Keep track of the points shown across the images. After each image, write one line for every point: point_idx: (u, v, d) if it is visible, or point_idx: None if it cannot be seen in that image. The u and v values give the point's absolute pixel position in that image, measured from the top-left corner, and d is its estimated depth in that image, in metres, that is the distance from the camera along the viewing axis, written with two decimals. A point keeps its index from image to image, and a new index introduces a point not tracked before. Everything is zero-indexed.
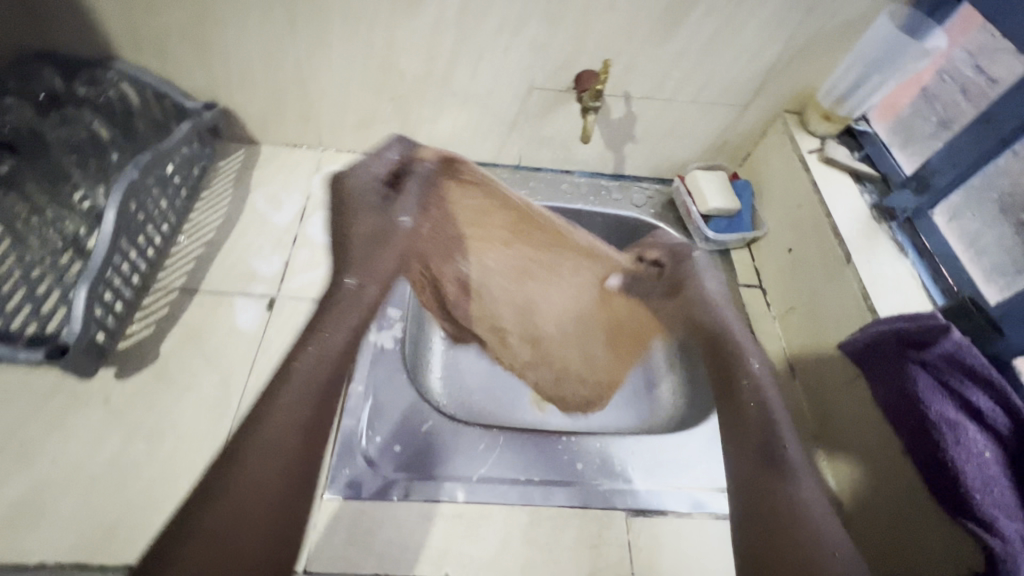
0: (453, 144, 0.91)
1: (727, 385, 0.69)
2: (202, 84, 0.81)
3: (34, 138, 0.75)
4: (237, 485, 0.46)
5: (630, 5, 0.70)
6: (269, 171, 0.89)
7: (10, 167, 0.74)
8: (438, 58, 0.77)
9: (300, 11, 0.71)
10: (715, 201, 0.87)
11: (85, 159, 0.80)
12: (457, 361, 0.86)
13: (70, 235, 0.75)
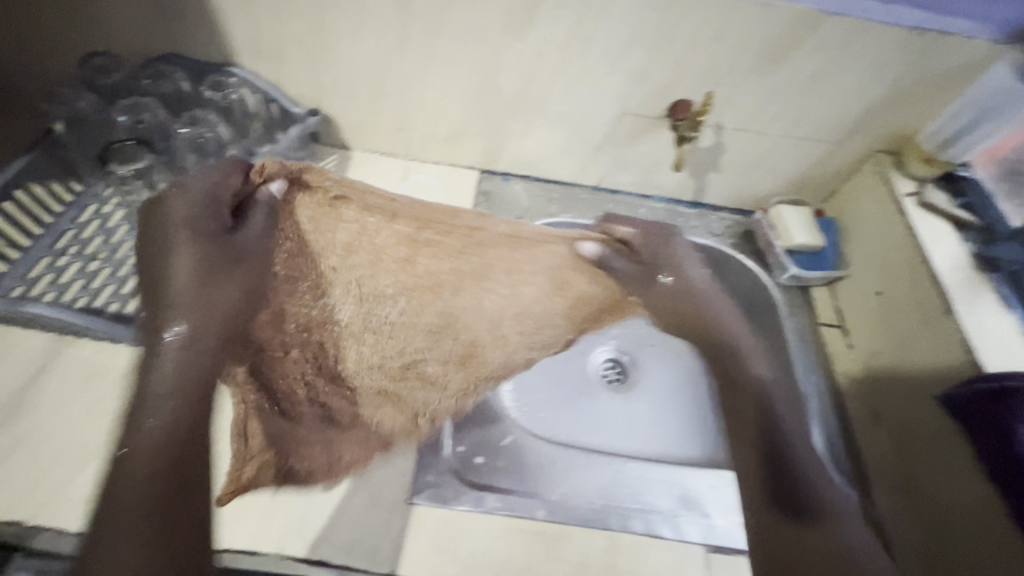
0: (536, 162, 0.93)
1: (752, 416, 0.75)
2: (308, 92, 0.84)
3: (164, 137, 0.82)
4: (125, 484, 0.54)
5: (738, 39, 0.71)
6: (359, 177, 0.92)
7: (146, 163, 0.81)
8: (537, 80, 0.79)
9: (414, 30, 0.74)
10: (800, 237, 0.86)
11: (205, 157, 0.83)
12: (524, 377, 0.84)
13: None
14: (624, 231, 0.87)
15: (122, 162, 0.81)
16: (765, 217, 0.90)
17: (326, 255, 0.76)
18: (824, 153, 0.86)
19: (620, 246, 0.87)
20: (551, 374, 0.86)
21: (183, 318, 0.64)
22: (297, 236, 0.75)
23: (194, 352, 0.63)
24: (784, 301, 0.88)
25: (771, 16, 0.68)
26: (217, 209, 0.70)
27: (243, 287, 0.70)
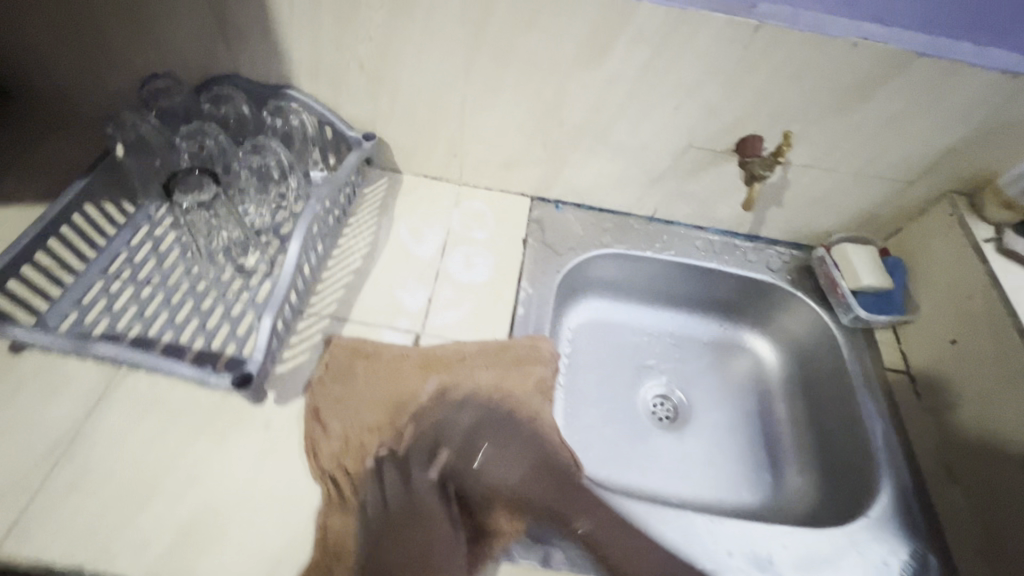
0: (591, 191, 0.90)
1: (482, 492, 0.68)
2: (364, 115, 0.82)
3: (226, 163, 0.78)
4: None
5: (820, 76, 0.68)
6: (410, 202, 0.90)
7: (212, 194, 0.75)
8: (603, 110, 0.76)
9: (481, 59, 0.72)
10: (868, 279, 0.83)
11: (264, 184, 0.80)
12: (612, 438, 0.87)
13: (233, 253, 0.77)
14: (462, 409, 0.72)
15: (185, 191, 0.73)
16: (828, 255, 0.87)
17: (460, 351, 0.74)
18: (894, 191, 0.83)
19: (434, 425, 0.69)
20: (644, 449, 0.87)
21: (344, 420, 0.65)
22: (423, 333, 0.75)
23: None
24: (849, 345, 0.84)
25: (859, 54, 0.65)
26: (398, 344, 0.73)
27: (399, 384, 0.70)
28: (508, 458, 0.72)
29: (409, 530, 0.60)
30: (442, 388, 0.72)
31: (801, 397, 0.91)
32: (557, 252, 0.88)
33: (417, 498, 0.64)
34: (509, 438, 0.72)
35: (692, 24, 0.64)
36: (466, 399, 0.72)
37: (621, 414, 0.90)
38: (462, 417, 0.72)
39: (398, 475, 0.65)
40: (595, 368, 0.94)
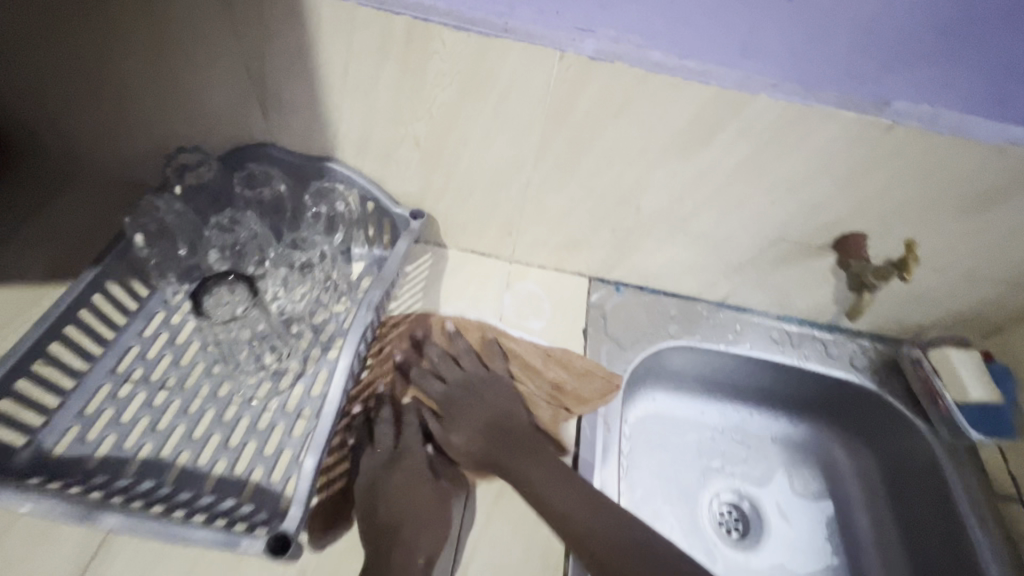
0: (659, 276, 0.81)
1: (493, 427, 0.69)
2: (414, 190, 0.73)
3: (261, 256, 0.72)
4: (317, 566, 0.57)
5: (947, 179, 0.60)
6: (458, 284, 0.80)
7: (245, 306, 0.68)
8: (687, 201, 0.68)
9: (556, 141, 0.63)
10: (976, 392, 0.74)
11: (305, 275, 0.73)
12: (653, 483, 0.82)
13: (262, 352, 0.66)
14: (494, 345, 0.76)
15: (217, 300, 0.68)
16: (925, 360, 0.79)
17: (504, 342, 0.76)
18: (1004, 294, 0.74)
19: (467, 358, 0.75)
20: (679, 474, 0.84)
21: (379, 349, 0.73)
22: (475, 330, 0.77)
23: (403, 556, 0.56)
24: (953, 466, 0.74)
25: (1002, 159, 0.56)
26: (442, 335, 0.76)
27: (438, 335, 0.76)
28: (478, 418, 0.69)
29: (400, 482, 0.63)
30: (441, 344, 0.76)
31: (887, 513, 0.81)
32: (621, 345, 0.79)
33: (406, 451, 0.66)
34: (479, 396, 0.71)
35: (813, 119, 0.55)
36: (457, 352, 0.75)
37: (687, 530, 0.80)
38: (442, 374, 0.73)
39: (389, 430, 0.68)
40: (660, 471, 0.83)
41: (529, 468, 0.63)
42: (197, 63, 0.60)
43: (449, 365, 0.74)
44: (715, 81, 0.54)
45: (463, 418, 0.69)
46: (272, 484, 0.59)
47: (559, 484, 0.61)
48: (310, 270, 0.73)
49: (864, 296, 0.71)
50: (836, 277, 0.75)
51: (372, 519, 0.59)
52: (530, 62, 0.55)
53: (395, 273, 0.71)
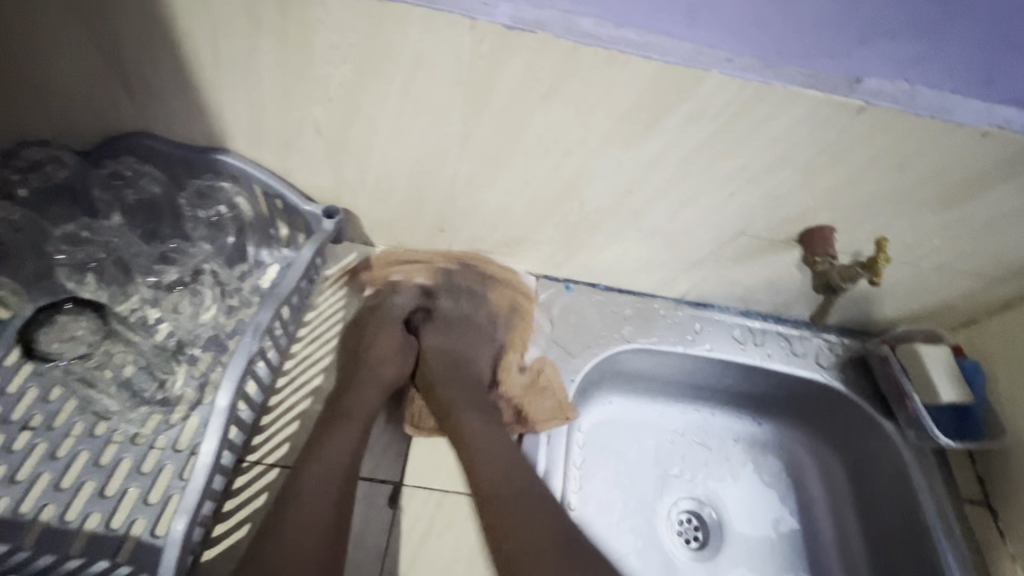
0: (611, 273, 0.74)
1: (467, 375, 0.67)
2: (327, 184, 0.63)
3: (122, 271, 0.60)
4: None
5: (923, 168, 0.52)
6: (387, 289, 0.71)
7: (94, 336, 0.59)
8: (636, 193, 0.59)
9: (481, 128, 0.54)
10: (949, 395, 0.69)
11: (172, 295, 0.61)
12: (598, 481, 0.76)
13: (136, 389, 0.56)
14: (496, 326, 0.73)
15: (46, 338, 0.58)
16: (894, 356, 0.73)
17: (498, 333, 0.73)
18: (976, 286, 0.69)
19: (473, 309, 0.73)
20: (630, 470, 0.77)
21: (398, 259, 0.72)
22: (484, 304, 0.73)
23: (319, 482, 0.52)
24: (919, 470, 0.70)
25: (985, 144, 0.49)
26: (459, 290, 0.73)
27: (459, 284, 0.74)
28: (454, 368, 0.67)
29: (364, 366, 0.63)
30: (473, 287, 0.74)
31: (852, 515, 0.77)
32: (569, 352, 0.72)
33: (392, 322, 0.69)
34: (463, 337, 0.71)
35: (776, 101, 0.47)
36: (472, 311, 0.73)
37: (644, 541, 0.74)
38: (449, 317, 0.72)
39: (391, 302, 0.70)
40: (617, 478, 0.76)
41: (483, 429, 0.61)
42: (29, 34, 0.48)
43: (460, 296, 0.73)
44: (660, 55, 0.45)
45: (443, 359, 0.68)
46: (156, 539, 0.50)
47: (496, 444, 0.59)
48: (185, 288, 0.61)
49: (875, 265, 0.56)
50: (803, 274, 0.69)
51: None
52: (436, 34, 0.45)
53: (296, 285, 0.61)
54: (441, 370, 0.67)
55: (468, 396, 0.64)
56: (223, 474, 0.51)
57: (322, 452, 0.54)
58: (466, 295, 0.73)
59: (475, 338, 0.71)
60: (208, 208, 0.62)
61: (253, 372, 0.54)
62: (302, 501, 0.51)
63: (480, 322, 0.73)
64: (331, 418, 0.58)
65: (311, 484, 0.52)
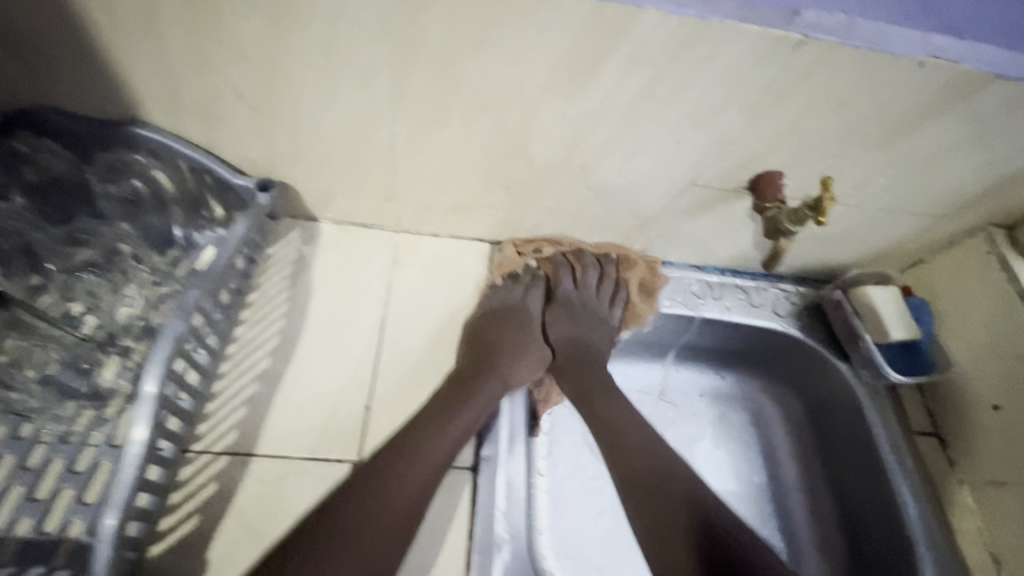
0: (566, 236, 0.72)
1: (577, 358, 0.69)
2: (257, 155, 0.59)
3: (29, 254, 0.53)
4: None
5: (866, 106, 0.52)
6: (334, 265, 0.68)
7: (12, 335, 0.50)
8: (583, 147, 0.57)
9: (414, 83, 0.50)
10: (899, 333, 0.70)
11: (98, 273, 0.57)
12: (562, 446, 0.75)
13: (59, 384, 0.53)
14: (605, 290, 0.74)
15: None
16: (847, 299, 0.74)
17: (607, 305, 0.74)
18: (921, 227, 0.70)
19: (592, 279, 0.74)
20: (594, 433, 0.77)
21: (537, 243, 0.73)
22: (606, 277, 0.75)
23: (417, 462, 0.53)
24: (874, 408, 0.72)
25: (924, 75, 0.49)
26: (600, 269, 0.75)
27: (602, 266, 0.75)
28: (578, 356, 0.69)
29: (498, 361, 0.64)
30: (598, 266, 0.75)
31: (813, 457, 0.78)
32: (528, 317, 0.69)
33: (527, 319, 0.70)
34: (580, 314, 0.72)
35: (715, 38, 0.45)
36: (590, 293, 0.73)
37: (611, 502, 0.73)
38: (575, 296, 0.73)
39: (518, 296, 0.71)
40: (586, 442, 0.76)
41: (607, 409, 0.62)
42: None
43: (584, 267, 0.74)
44: None
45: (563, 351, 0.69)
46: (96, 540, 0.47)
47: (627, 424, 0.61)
48: (100, 273, 0.57)
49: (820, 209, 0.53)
50: (755, 224, 0.69)
51: (249, 518, 0.51)
52: None
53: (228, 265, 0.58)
54: (568, 352, 0.69)
55: (600, 380, 0.66)
56: (165, 466, 0.50)
57: (440, 426, 0.56)
58: (584, 265, 0.74)
59: (592, 320, 0.73)
60: (120, 183, 0.57)
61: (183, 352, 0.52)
62: (395, 497, 0.50)
63: (596, 291, 0.74)
64: (456, 389, 0.59)
65: (410, 462, 0.52)
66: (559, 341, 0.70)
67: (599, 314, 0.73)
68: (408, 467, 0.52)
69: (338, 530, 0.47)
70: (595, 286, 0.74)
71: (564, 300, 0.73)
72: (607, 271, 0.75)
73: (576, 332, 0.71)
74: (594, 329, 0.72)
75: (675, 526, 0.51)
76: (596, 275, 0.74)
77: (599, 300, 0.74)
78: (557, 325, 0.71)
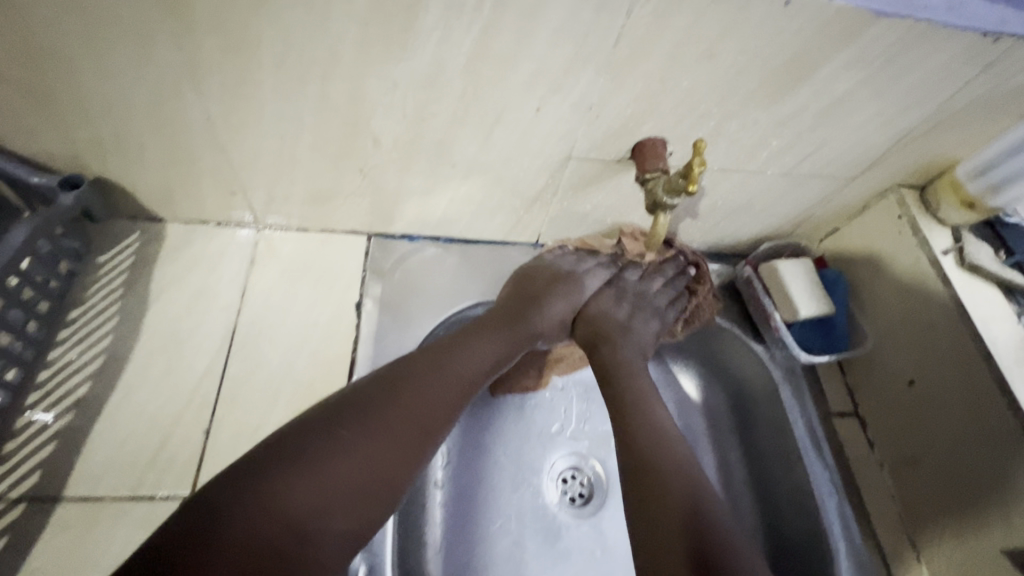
0: (451, 223, 0.65)
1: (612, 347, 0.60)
2: (54, 148, 0.50)
3: None
4: None
5: (735, 56, 0.46)
6: (180, 270, 0.60)
7: None
8: (430, 120, 0.50)
9: (205, 50, 0.42)
10: (809, 311, 0.65)
11: None
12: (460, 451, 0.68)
13: None
14: (667, 294, 0.67)
15: None
16: (756, 276, 0.69)
17: (663, 310, 0.66)
18: (834, 191, 0.65)
19: (657, 277, 0.67)
20: (497, 434, 0.70)
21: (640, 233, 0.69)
22: (671, 281, 0.68)
23: (431, 404, 0.47)
24: (789, 389, 0.66)
25: (791, 15, 0.42)
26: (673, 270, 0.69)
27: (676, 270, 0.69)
28: (613, 336, 0.61)
29: (524, 317, 0.58)
30: (670, 271, 0.68)
31: (735, 443, 0.72)
32: (407, 313, 0.62)
33: (578, 287, 0.63)
34: (634, 308, 0.64)
35: None
36: (651, 289, 0.66)
37: (517, 515, 0.67)
38: (639, 290, 0.66)
39: (583, 267, 0.65)
40: (492, 446, 0.70)
41: (630, 384, 0.56)
42: None
43: (662, 266, 0.68)
44: None
45: (598, 330, 0.61)
46: None
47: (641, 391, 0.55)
48: None
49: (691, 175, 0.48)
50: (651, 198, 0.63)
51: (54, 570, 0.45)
52: None
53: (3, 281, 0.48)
54: (600, 332, 0.61)
55: (626, 360, 0.59)
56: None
57: (465, 362, 0.51)
58: (659, 267, 0.68)
59: (643, 313, 0.65)
60: None
61: None
62: (399, 440, 0.44)
63: (659, 289, 0.67)
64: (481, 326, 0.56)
65: (426, 407, 0.47)
66: (594, 321, 0.62)
67: (658, 311, 0.66)
68: (420, 408, 0.46)
69: (335, 447, 0.41)
70: (656, 284, 0.67)
71: (626, 290, 0.65)
72: (678, 279, 0.69)
73: (627, 322, 0.63)
74: (647, 324, 0.64)
75: (668, 508, 0.45)
76: (666, 276, 0.68)
77: (659, 297, 0.66)
78: (605, 306, 0.63)
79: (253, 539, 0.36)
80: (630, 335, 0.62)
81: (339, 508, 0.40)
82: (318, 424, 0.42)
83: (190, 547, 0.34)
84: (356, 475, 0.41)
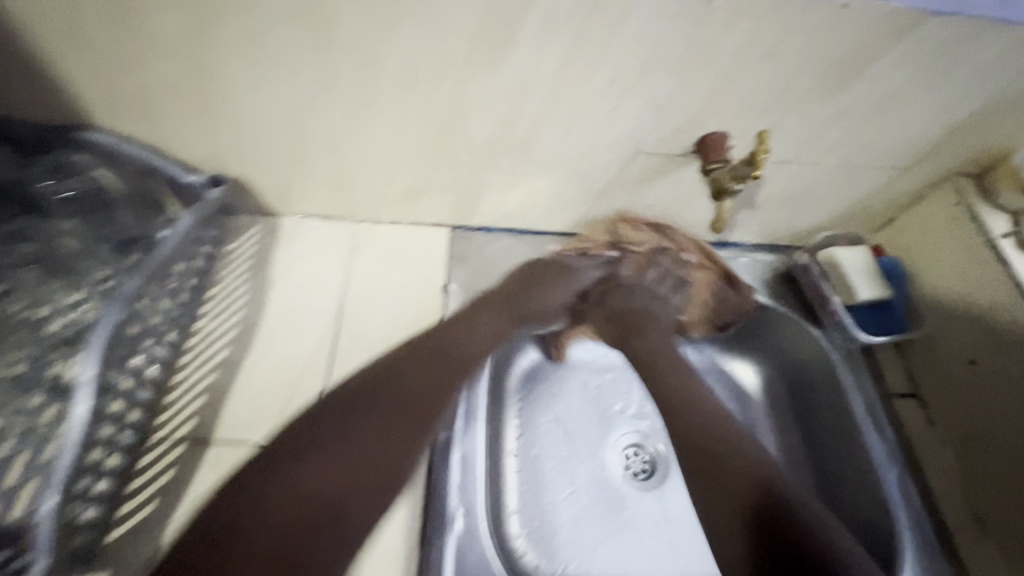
0: (524, 216, 0.72)
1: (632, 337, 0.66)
2: (204, 150, 0.60)
3: None
4: None
5: (796, 55, 0.51)
6: (293, 257, 0.69)
7: None
8: (516, 121, 0.58)
9: (340, 65, 0.51)
10: (866, 293, 0.69)
11: None
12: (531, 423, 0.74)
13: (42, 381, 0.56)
14: (666, 286, 0.72)
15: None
16: (812, 262, 0.73)
17: (666, 297, 0.72)
18: (889, 181, 0.68)
19: (655, 267, 0.71)
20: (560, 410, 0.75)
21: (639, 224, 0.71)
22: (670, 270, 0.72)
23: (433, 385, 0.53)
24: (847, 369, 0.69)
25: (849, 16, 0.47)
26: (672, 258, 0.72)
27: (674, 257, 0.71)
28: (639, 327, 0.67)
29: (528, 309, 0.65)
30: (668, 260, 0.71)
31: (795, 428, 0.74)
32: None
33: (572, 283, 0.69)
34: (641, 297, 0.70)
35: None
36: (648, 281, 0.71)
37: (586, 486, 0.71)
38: (637, 281, 0.71)
39: (578, 264, 0.70)
40: (559, 421, 0.75)
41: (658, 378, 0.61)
42: None
43: (659, 254, 0.71)
44: None
45: (620, 319, 0.68)
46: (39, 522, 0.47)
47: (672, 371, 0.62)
48: None
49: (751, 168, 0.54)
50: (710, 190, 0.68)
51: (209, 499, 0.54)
52: None
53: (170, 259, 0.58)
54: (620, 323, 0.67)
55: (654, 349, 0.65)
56: (126, 452, 0.52)
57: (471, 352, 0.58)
58: (652, 257, 0.71)
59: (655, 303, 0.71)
60: None
61: (121, 342, 0.52)
62: (414, 404, 0.51)
63: (658, 280, 0.72)
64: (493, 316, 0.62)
65: (423, 383, 0.53)
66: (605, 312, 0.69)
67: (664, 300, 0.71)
68: (428, 387, 0.53)
69: (331, 434, 0.47)
70: (653, 274, 0.71)
71: (622, 281, 0.71)
72: (677, 267, 0.72)
73: (639, 311, 0.69)
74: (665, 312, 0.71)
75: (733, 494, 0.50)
76: (662, 266, 0.71)
77: (660, 287, 0.72)
78: (616, 297, 0.70)
79: (275, 522, 0.41)
80: (645, 322, 0.68)
81: (349, 488, 0.45)
82: (317, 416, 0.48)
83: (206, 543, 0.39)
84: (370, 454, 0.47)
